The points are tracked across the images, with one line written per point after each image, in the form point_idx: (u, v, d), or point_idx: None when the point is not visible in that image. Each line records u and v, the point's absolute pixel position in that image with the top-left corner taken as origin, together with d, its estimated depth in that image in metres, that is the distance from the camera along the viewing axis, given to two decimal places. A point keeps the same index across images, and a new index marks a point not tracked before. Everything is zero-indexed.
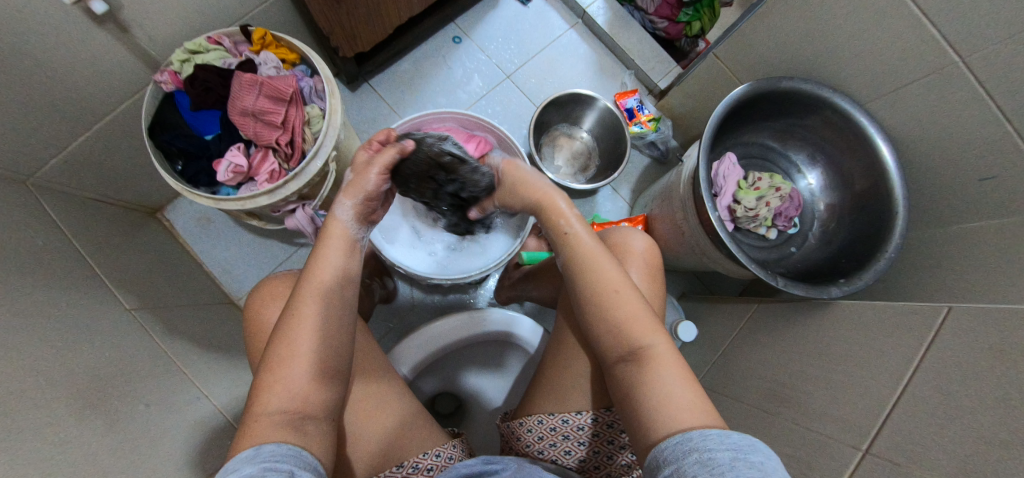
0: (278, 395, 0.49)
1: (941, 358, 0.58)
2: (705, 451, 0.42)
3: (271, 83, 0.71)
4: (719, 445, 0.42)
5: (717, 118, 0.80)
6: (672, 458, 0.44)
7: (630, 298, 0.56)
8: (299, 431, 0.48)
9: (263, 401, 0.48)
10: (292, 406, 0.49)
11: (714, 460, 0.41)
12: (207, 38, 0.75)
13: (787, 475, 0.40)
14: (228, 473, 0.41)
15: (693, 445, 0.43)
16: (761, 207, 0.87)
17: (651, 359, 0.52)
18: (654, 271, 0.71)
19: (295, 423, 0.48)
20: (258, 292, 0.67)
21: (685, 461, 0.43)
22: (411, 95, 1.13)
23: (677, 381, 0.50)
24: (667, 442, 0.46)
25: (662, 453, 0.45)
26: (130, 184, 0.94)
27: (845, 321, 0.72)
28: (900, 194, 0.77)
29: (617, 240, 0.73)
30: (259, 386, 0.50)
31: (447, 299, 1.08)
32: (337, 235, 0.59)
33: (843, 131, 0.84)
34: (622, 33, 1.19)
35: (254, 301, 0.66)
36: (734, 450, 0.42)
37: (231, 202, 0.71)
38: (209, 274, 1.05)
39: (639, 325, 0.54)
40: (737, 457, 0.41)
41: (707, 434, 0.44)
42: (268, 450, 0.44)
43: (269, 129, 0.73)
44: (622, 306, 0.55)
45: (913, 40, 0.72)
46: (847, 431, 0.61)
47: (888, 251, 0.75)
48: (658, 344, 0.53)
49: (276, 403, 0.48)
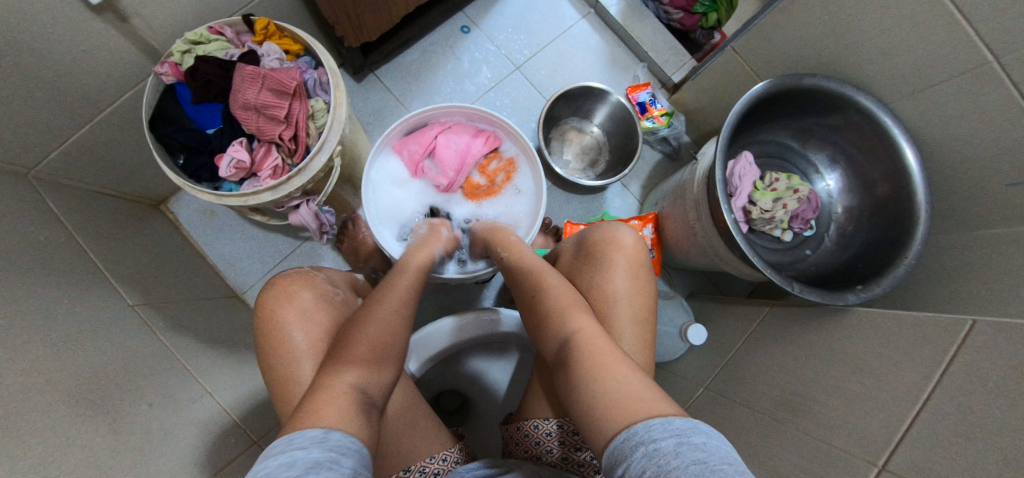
0: (349, 377, 0.53)
1: (965, 375, 0.56)
2: (650, 443, 0.41)
3: (273, 76, 0.69)
4: (663, 432, 0.42)
5: (734, 117, 0.77)
6: (621, 457, 0.43)
7: (563, 299, 0.62)
8: (366, 419, 0.51)
9: (333, 382, 0.52)
10: (366, 390, 0.53)
11: (660, 451, 0.40)
12: (208, 28, 0.73)
13: (728, 449, 0.40)
14: (295, 450, 0.43)
15: (637, 439, 0.42)
16: (777, 209, 0.84)
17: (581, 350, 0.54)
18: (640, 265, 0.69)
19: (365, 407, 0.52)
20: (272, 289, 0.66)
21: (632, 458, 0.41)
22: (418, 86, 1.11)
23: (608, 369, 0.50)
24: (615, 442, 0.44)
25: (613, 453, 0.44)
26: (133, 176, 0.93)
27: (863, 331, 0.70)
28: (922, 198, 0.74)
29: (601, 236, 0.72)
30: (326, 375, 0.53)
31: (452, 295, 1.07)
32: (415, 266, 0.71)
33: (864, 132, 0.81)
34: (636, 24, 1.15)
35: (267, 297, 0.65)
36: (678, 434, 0.41)
37: (233, 198, 0.70)
38: (213, 267, 1.04)
39: (562, 321, 0.59)
40: (682, 441, 0.40)
41: (649, 423, 0.43)
42: (335, 437, 0.45)
43: (272, 124, 0.70)
44: (556, 308, 0.61)
45: (945, 38, 0.68)
46: (863, 445, 0.59)
47: (908, 258, 0.73)
48: (578, 335, 0.56)
49: (345, 384, 0.52)
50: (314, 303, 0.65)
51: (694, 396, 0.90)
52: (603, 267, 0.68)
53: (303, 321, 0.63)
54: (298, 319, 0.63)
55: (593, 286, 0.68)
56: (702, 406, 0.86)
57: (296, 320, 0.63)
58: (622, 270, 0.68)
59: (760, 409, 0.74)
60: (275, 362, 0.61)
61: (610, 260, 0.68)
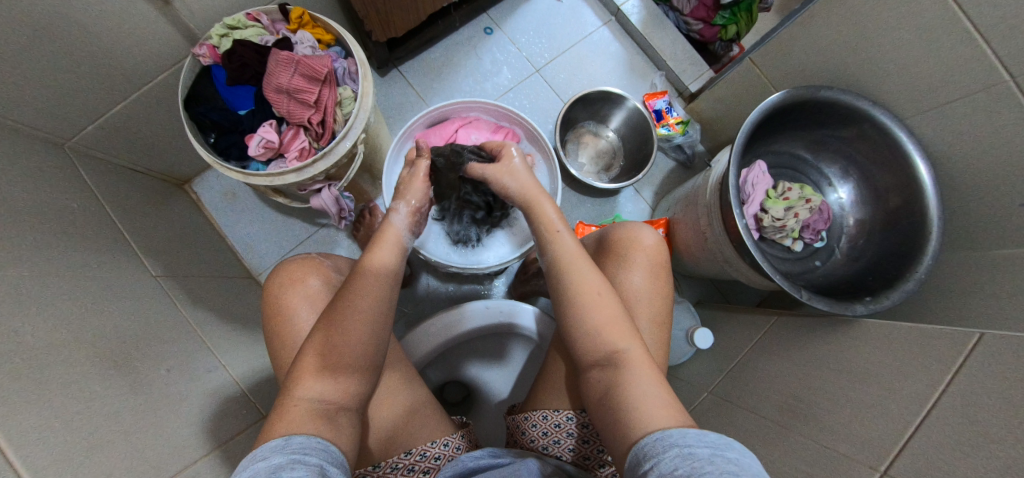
0: (315, 385, 0.53)
1: (971, 385, 0.56)
2: (685, 447, 0.42)
3: (306, 62, 0.71)
4: (698, 441, 0.43)
5: (750, 125, 0.79)
6: (652, 454, 0.44)
7: (608, 301, 0.57)
8: (332, 422, 0.52)
9: (299, 390, 0.52)
10: (327, 398, 0.53)
11: (694, 455, 0.41)
12: (245, 14, 0.76)
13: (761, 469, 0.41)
14: (258, 460, 0.44)
15: (672, 441, 0.44)
16: (789, 217, 0.85)
17: (626, 363, 0.53)
18: (661, 266, 0.70)
19: (330, 414, 0.52)
20: (277, 275, 0.68)
21: (664, 456, 0.43)
22: (440, 83, 1.13)
23: (653, 385, 0.51)
24: (647, 440, 0.46)
25: (643, 449, 0.45)
26: (161, 155, 0.96)
27: (870, 341, 0.71)
28: (933, 212, 0.75)
29: (622, 234, 0.73)
30: (294, 379, 0.53)
31: (461, 289, 1.08)
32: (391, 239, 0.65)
33: (879, 146, 0.82)
34: (656, 33, 1.17)
35: (272, 283, 0.67)
36: (713, 446, 0.42)
37: (260, 178, 0.72)
38: (231, 248, 1.07)
39: (613, 330, 0.55)
40: (716, 453, 0.41)
41: (686, 432, 0.44)
42: (296, 441, 0.47)
43: (302, 108, 0.73)
44: (599, 311, 0.56)
45: (962, 56, 0.70)
46: (866, 451, 0.60)
47: (918, 271, 0.73)
48: (630, 350, 0.54)
49: (313, 392, 0.52)
50: (318, 288, 0.67)
51: (698, 400, 0.90)
52: (624, 264, 0.69)
53: (307, 307, 0.65)
54: (303, 305, 0.65)
55: (615, 284, 0.68)
56: (705, 411, 0.86)
57: (300, 305, 0.65)
58: (642, 269, 0.69)
59: (764, 414, 0.75)
60: (282, 344, 0.64)
61: (632, 257, 0.70)
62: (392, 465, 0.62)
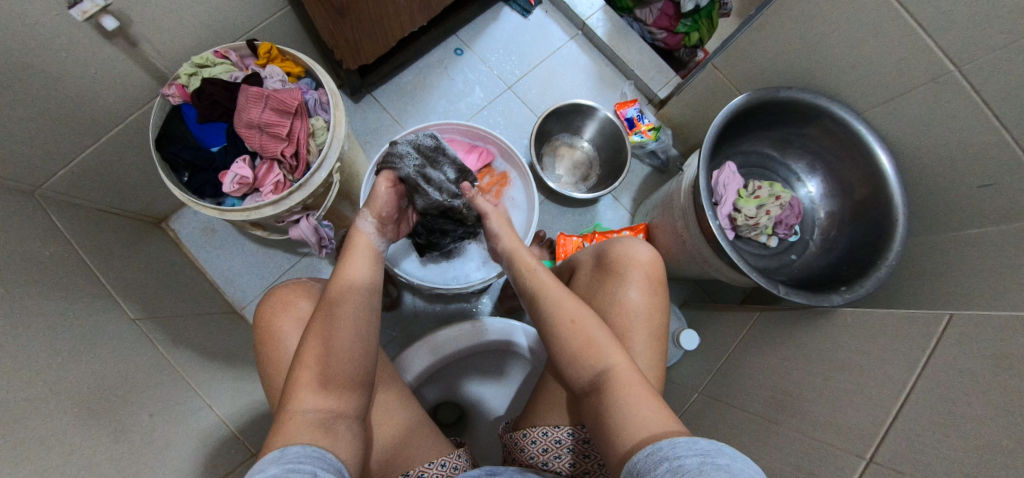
0: (309, 395, 0.52)
1: (944, 367, 0.58)
2: (674, 459, 0.42)
3: (276, 97, 0.73)
4: (688, 450, 0.43)
5: (715, 128, 0.81)
6: (643, 469, 0.44)
7: (588, 325, 0.59)
8: (331, 431, 0.51)
9: (295, 401, 0.52)
10: (324, 408, 0.53)
11: (684, 466, 0.41)
12: (214, 52, 0.76)
13: (755, 470, 0.41)
14: (255, 472, 0.43)
15: (663, 455, 0.43)
16: (761, 215, 0.87)
17: (612, 380, 0.54)
18: (657, 281, 0.71)
19: (327, 422, 0.52)
20: (269, 299, 0.68)
21: (656, 470, 0.42)
22: (413, 106, 1.15)
23: (643, 399, 0.52)
24: (639, 454, 0.46)
25: (634, 466, 0.45)
26: (135, 194, 0.95)
27: (848, 330, 0.72)
28: (898, 201, 0.77)
29: (617, 251, 0.74)
30: (290, 391, 0.53)
31: (448, 308, 1.08)
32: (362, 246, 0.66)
33: (841, 140, 0.85)
34: (622, 44, 1.20)
35: (265, 307, 0.67)
36: (702, 453, 0.42)
37: (235, 213, 0.72)
38: (212, 283, 1.06)
39: (596, 351, 0.57)
40: (705, 460, 0.41)
41: (677, 442, 0.44)
42: (291, 451, 0.46)
43: (274, 141, 0.74)
44: (577, 336, 0.59)
45: (909, 51, 0.73)
46: (850, 439, 0.61)
47: (888, 258, 0.76)
48: (614, 366, 0.55)
49: (308, 403, 0.52)
50: (309, 310, 0.67)
51: (689, 402, 0.91)
52: (621, 283, 0.70)
53: (295, 329, 0.65)
54: (296, 328, 0.65)
55: (612, 302, 0.69)
56: (695, 411, 0.87)
57: (292, 328, 0.65)
58: (638, 284, 0.70)
59: (753, 410, 0.76)
60: (274, 371, 0.63)
61: (628, 275, 0.71)
62: None
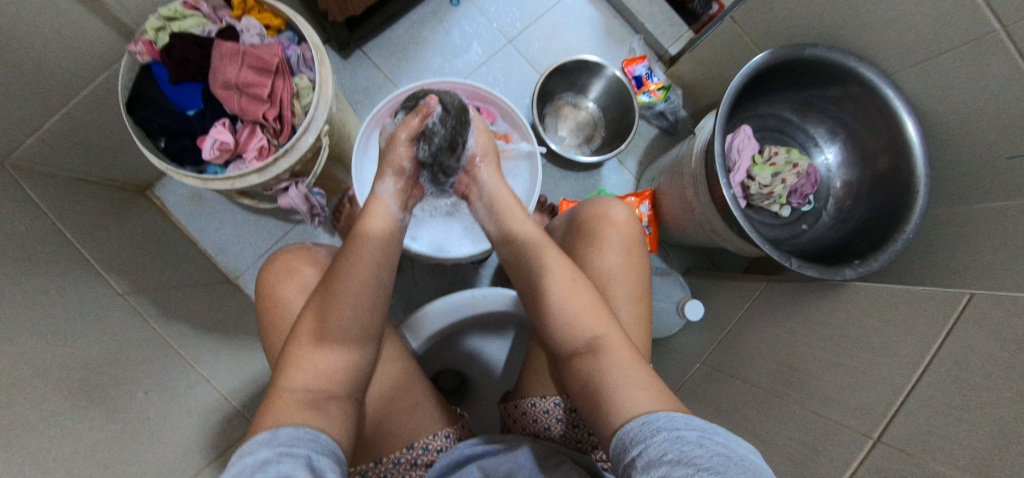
0: (302, 374, 0.51)
1: (959, 348, 0.56)
2: (673, 430, 0.41)
3: (253, 53, 0.66)
4: (685, 425, 0.42)
5: (733, 89, 0.75)
6: (639, 438, 0.43)
7: (581, 289, 0.56)
8: (321, 410, 0.49)
9: (286, 379, 0.51)
10: (313, 387, 0.51)
11: (683, 438, 0.40)
12: (182, 3, 0.69)
13: (750, 451, 0.40)
14: (245, 454, 0.42)
15: (660, 426, 0.42)
16: (775, 184, 0.83)
17: (607, 347, 0.52)
18: (633, 241, 0.69)
19: (318, 402, 0.50)
20: (272, 265, 0.65)
21: (652, 440, 0.42)
22: (407, 63, 1.07)
23: (633, 369, 0.50)
24: (632, 425, 0.44)
25: (628, 434, 0.44)
26: (115, 161, 0.90)
27: (858, 305, 0.70)
28: (921, 171, 0.73)
29: (592, 212, 0.71)
30: (283, 366, 0.52)
31: (447, 276, 1.06)
32: (373, 241, 0.58)
33: (866, 105, 0.80)
34: None
35: (268, 275, 0.64)
36: (700, 429, 0.41)
37: (219, 182, 0.67)
38: (203, 252, 1.02)
39: (594, 317, 0.54)
40: (705, 437, 0.40)
41: (672, 415, 0.43)
42: (284, 433, 0.44)
43: (255, 103, 0.67)
44: (574, 298, 0.55)
45: (950, 4, 0.66)
46: (859, 418, 0.59)
47: (906, 231, 0.72)
48: (612, 335, 0.53)
49: (298, 382, 0.51)
50: (315, 278, 0.64)
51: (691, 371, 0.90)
52: (597, 243, 0.68)
53: (304, 299, 0.62)
54: (300, 296, 0.62)
55: (587, 264, 0.66)
56: (698, 382, 0.86)
57: (296, 296, 0.62)
58: (616, 246, 0.67)
59: (756, 383, 0.74)
60: (277, 339, 0.61)
61: (603, 234, 0.68)
62: (394, 461, 0.61)
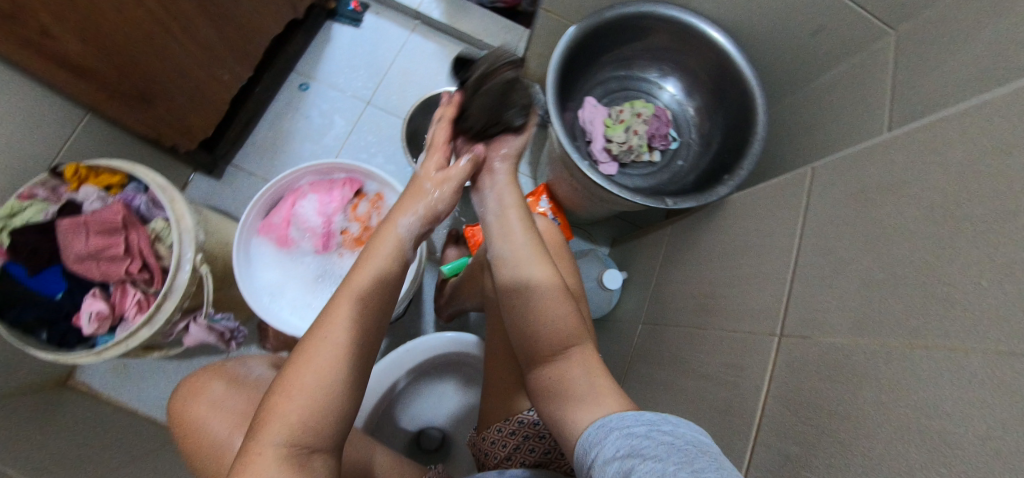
0: (283, 424, 0.42)
1: (819, 218, 0.59)
2: (624, 428, 0.42)
3: (96, 218, 0.66)
4: (635, 420, 0.42)
5: (553, 70, 0.79)
6: (595, 443, 0.43)
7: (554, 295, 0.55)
8: (302, 469, 0.41)
9: (263, 436, 0.42)
10: (296, 438, 0.42)
11: (634, 434, 0.41)
12: (16, 196, 0.69)
13: (701, 435, 0.41)
14: None
15: (613, 425, 0.43)
16: (631, 137, 0.88)
17: (574, 353, 0.52)
18: (559, 245, 0.73)
19: (298, 459, 0.42)
20: (181, 390, 0.64)
21: (606, 442, 0.42)
22: (278, 159, 1.09)
23: (598, 372, 0.51)
24: (592, 429, 0.45)
25: (586, 440, 0.44)
26: (22, 363, 0.88)
27: (739, 214, 0.73)
28: (751, 77, 0.78)
29: None
30: (262, 416, 0.43)
31: (390, 340, 1.05)
32: (392, 243, 0.52)
33: (681, 36, 0.84)
34: (462, 19, 1.18)
35: (175, 403, 0.64)
36: (649, 422, 0.42)
37: (111, 349, 0.68)
38: (144, 416, 1.00)
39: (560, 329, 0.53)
40: (652, 428, 0.41)
41: (623, 414, 0.44)
42: None
43: (115, 263, 0.68)
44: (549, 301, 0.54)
45: None
46: (763, 321, 0.60)
47: (756, 134, 0.77)
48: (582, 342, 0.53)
49: (279, 434, 0.42)
50: (224, 391, 0.63)
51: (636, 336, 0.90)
52: None
53: (217, 414, 0.61)
54: (213, 413, 0.61)
55: None
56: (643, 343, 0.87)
57: (210, 414, 0.61)
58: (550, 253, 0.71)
59: (684, 323, 0.75)
60: (202, 459, 0.60)
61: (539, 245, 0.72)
62: None
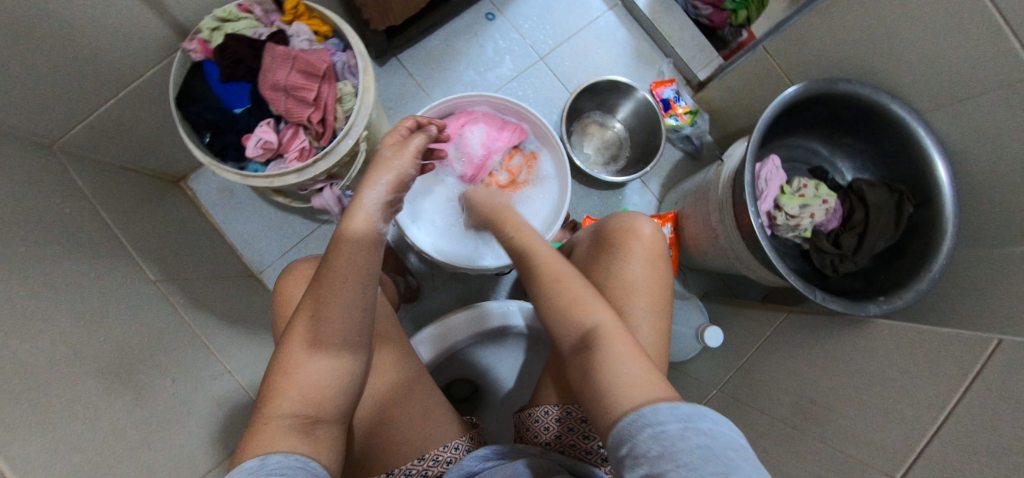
0: (291, 399, 0.50)
1: (986, 391, 0.55)
2: (657, 425, 0.40)
3: (304, 57, 0.68)
4: (669, 414, 0.41)
5: (766, 120, 0.76)
6: (626, 435, 0.42)
7: (572, 284, 0.54)
8: (309, 435, 0.50)
9: (274, 406, 0.50)
10: (303, 411, 0.51)
11: (667, 434, 0.40)
12: (236, 5, 0.71)
13: (736, 437, 0.40)
14: None
15: (645, 420, 0.41)
16: (804, 217, 0.82)
17: (601, 336, 0.50)
18: (659, 256, 0.69)
19: (306, 427, 0.50)
20: (290, 273, 0.66)
21: (637, 437, 0.41)
22: (441, 73, 1.09)
23: (633, 363, 0.47)
24: (625, 420, 0.43)
25: (620, 432, 0.42)
26: (155, 152, 0.93)
27: (883, 341, 0.70)
28: (951, 212, 0.74)
29: (619, 223, 0.71)
30: (271, 392, 0.51)
31: (464, 285, 1.06)
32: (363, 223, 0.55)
33: (897, 140, 0.81)
34: (664, 18, 1.13)
35: (287, 279, 0.66)
36: (685, 418, 0.40)
37: (260, 179, 0.69)
38: (229, 245, 1.04)
39: (577, 308, 0.52)
40: (688, 426, 0.40)
41: (657, 407, 0.42)
42: (273, 460, 0.45)
43: (301, 106, 0.70)
44: (562, 293, 0.54)
45: (987, 50, 0.67)
46: (879, 456, 0.59)
47: (932, 271, 0.73)
48: (601, 323, 0.51)
49: (286, 407, 0.50)
50: None
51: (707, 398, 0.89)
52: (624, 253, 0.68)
53: None
54: None
55: (612, 274, 0.67)
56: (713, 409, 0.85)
57: None
58: (642, 259, 0.68)
59: (775, 414, 0.74)
60: None
61: (629, 247, 0.68)
62: (406, 472, 0.61)
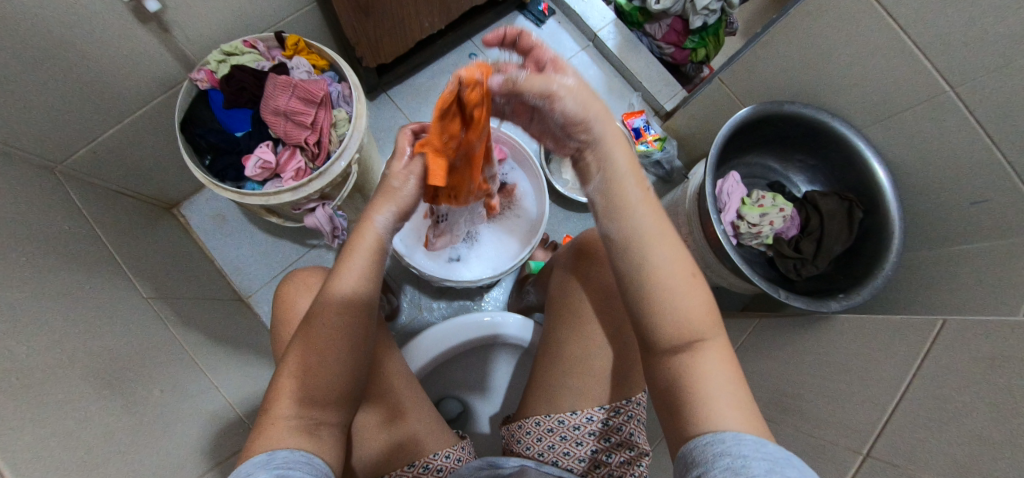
0: (293, 401, 0.49)
1: (936, 366, 0.60)
2: (737, 458, 0.40)
3: (304, 86, 0.74)
4: (754, 452, 0.41)
5: (722, 139, 0.84)
6: (701, 459, 0.42)
7: (697, 288, 0.48)
8: (313, 436, 0.49)
9: (278, 408, 0.49)
10: (306, 413, 0.50)
11: (749, 468, 0.39)
12: (243, 41, 0.78)
13: None
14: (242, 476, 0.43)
15: (724, 449, 0.41)
16: (764, 224, 0.90)
17: (705, 349, 0.47)
18: None
19: (309, 428, 0.49)
20: (292, 281, 0.69)
21: (714, 464, 0.41)
22: (427, 106, 1.17)
23: (726, 378, 0.46)
24: (699, 442, 0.43)
25: (693, 452, 0.43)
26: (152, 179, 0.97)
27: (844, 333, 0.75)
28: (895, 215, 0.82)
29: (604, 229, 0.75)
30: (272, 396, 0.50)
31: (452, 305, 1.09)
32: (367, 247, 0.52)
33: (842, 154, 0.89)
34: (631, 57, 1.25)
35: (287, 286, 0.68)
36: (770, 460, 0.40)
37: (255, 197, 0.73)
38: (219, 270, 1.06)
39: (698, 319, 0.47)
40: (773, 468, 0.39)
41: (740, 438, 0.42)
42: (280, 455, 0.45)
43: (298, 129, 0.75)
44: (689, 297, 0.47)
45: (908, 71, 0.76)
46: (848, 436, 0.63)
47: (885, 268, 0.79)
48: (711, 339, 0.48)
49: (290, 410, 0.49)
50: None
51: None
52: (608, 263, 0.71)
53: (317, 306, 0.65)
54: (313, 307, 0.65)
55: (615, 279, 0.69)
56: None
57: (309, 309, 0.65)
58: None
59: None
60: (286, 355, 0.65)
61: None
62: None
